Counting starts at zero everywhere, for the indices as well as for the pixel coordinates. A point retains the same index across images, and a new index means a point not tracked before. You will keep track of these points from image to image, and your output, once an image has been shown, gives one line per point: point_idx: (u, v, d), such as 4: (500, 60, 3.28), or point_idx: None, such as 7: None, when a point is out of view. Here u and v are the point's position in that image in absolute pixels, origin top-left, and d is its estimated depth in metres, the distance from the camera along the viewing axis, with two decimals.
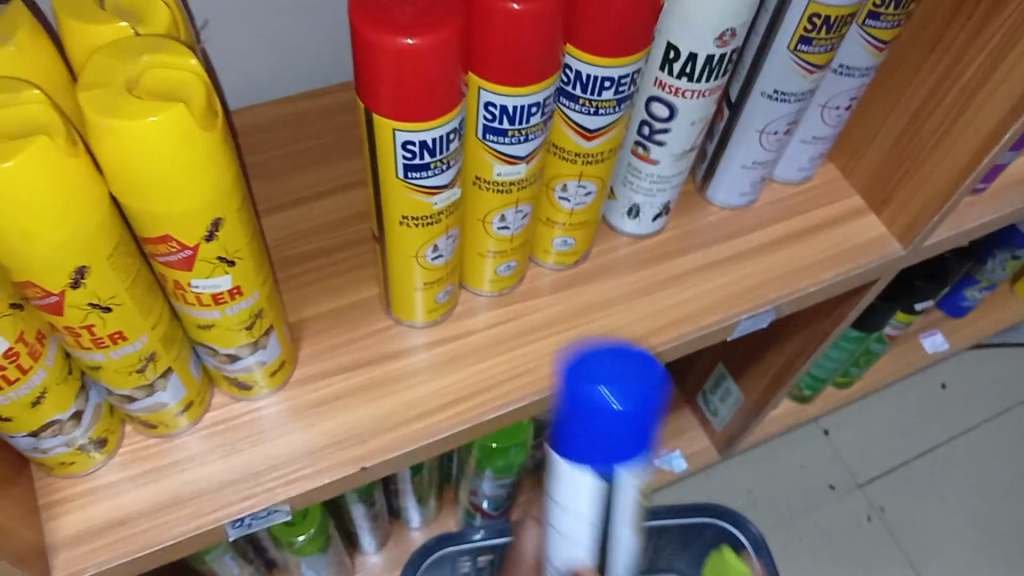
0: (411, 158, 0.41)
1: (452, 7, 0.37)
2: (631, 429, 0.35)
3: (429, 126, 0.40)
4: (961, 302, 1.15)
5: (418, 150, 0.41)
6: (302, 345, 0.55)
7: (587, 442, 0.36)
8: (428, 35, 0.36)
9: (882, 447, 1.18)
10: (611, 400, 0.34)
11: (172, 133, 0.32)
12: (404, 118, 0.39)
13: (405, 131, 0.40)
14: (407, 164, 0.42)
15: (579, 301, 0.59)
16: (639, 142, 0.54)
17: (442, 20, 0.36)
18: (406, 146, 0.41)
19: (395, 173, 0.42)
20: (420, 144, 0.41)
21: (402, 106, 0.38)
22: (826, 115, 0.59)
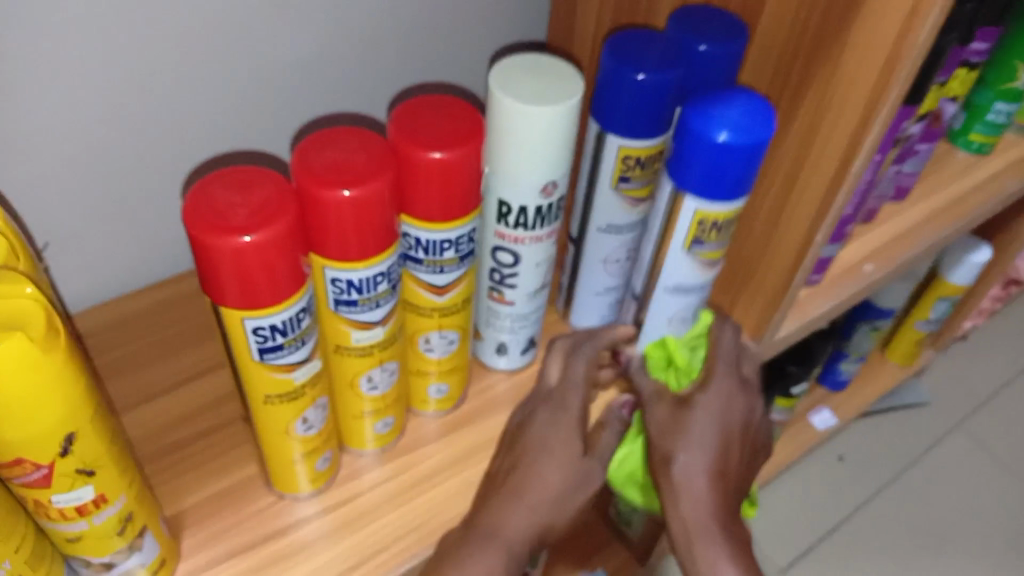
0: (264, 341, 0.43)
1: (285, 202, 0.40)
2: (734, 162, 0.48)
3: (275, 311, 0.42)
4: (839, 377, 1.22)
5: (269, 334, 0.43)
6: (184, 538, 0.53)
7: (712, 173, 0.49)
8: (265, 231, 0.38)
9: (796, 529, 1.21)
10: (723, 138, 0.47)
11: (15, 360, 0.33)
12: (252, 307, 0.41)
13: (253, 318, 0.41)
14: (260, 348, 0.43)
15: (463, 444, 0.61)
16: (493, 287, 0.57)
17: (276, 215, 0.39)
18: (257, 332, 0.42)
19: (251, 357, 0.44)
20: (270, 328, 0.42)
21: (247, 298, 0.40)
22: (608, 268, 0.61)
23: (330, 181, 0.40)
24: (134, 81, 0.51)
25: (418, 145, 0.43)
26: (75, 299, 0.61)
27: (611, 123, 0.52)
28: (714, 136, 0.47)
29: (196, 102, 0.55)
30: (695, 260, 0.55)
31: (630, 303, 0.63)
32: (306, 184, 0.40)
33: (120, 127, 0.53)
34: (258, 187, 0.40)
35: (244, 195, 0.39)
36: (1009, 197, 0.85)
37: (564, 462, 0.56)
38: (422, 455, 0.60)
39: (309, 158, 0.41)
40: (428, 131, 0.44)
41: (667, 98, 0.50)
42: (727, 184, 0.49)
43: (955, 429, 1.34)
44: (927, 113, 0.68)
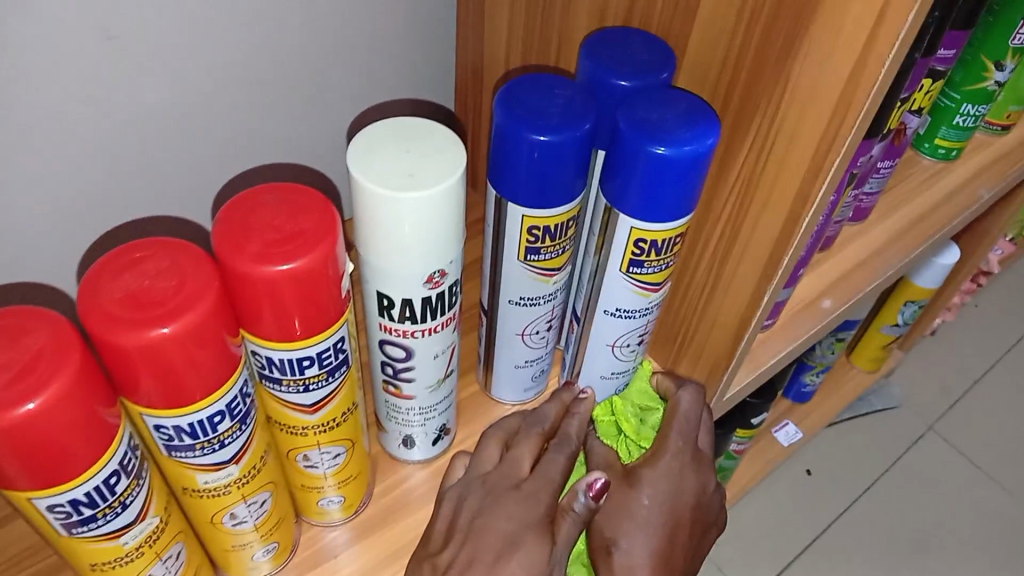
0: (69, 517, 0.34)
1: (66, 359, 0.30)
2: (680, 176, 0.41)
3: (74, 486, 0.32)
4: (803, 388, 1.15)
5: (74, 509, 0.33)
6: None
7: (653, 191, 0.42)
8: (37, 403, 0.29)
9: (765, 552, 1.14)
10: (660, 152, 0.40)
11: None
12: (44, 486, 0.32)
13: (44, 497, 0.32)
14: (63, 522, 0.34)
15: (370, 556, 0.52)
16: (388, 380, 0.48)
17: (52, 374, 0.30)
18: (53, 509, 0.33)
19: (57, 532, 0.35)
20: (71, 503, 0.33)
21: (32, 476, 0.31)
22: (528, 341, 0.53)
23: (132, 321, 0.31)
24: None
25: (254, 257, 0.34)
26: None
27: (512, 191, 0.42)
28: (652, 147, 0.40)
29: None
30: (636, 284, 0.47)
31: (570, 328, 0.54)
32: (97, 327, 0.31)
33: None
34: (31, 337, 0.31)
35: (12, 352, 0.30)
36: (978, 207, 0.78)
37: (535, 552, 0.43)
38: (322, 573, 0.52)
39: (104, 287, 0.32)
40: (268, 234, 0.35)
41: (576, 163, 0.41)
42: (672, 198, 0.42)
43: (926, 431, 1.28)
44: (889, 133, 0.60)
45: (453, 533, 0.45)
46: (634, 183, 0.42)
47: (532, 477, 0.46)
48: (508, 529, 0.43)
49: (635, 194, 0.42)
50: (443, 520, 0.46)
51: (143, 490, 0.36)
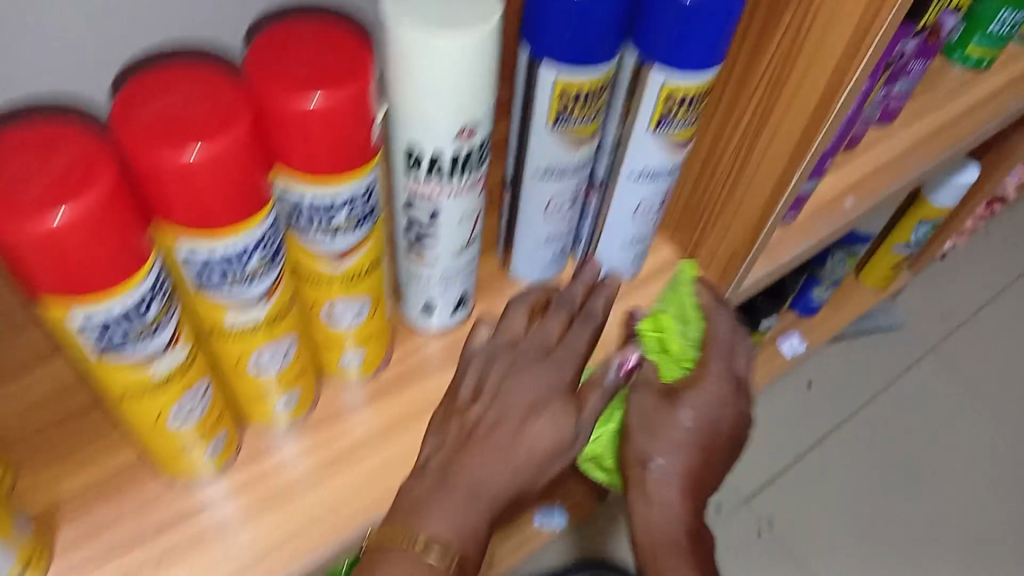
0: (104, 338, 0.35)
1: (103, 169, 0.31)
2: (708, 23, 0.41)
3: (110, 299, 0.33)
4: (811, 303, 1.15)
5: (108, 330, 0.34)
6: (61, 533, 0.47)
7: (682, 41, 0.41)
8: (76, 212, 0.30)
9: (759, 457, 1.18)
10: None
11: None
12: (83, 296, 0.33)
13: (81, 309, 0.33)
14: (99, 343, 0.35)
15: (386, 415, 0.55)
16: (411, 242, 0.48)
17: (90, 185, 0.30)
18: (89, 326, 0.34)
19: (92, 356, 0.36)
20: (106, 321, 0.34)
21: (73, 285, 0.32)
22: (552, 216, 0.53)
23: (170, 136, 0.32)
24: None
25: (290, 82, 0.34)
26: None
27: (546, 53, 0.42)
28: None
29: None
30: (662, 142, 0.48)
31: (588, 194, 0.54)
32: (135, 142, 0.32)
33: None
34: (66, 148, 0.31)
35: (48, 161, 0.31)
36: (1008, 120, 0.77)
37: (559, 416, 0.46)
38: (341, 428, 0.54)
39: (138, 107, 0.32)
40: (300, 65, 0.35)
41: (611, 27, 0.41)
42: (702, 49, 0.42)
43: (928, 353, 1.30)
44: (926, 29, 0.58)
45: (480, 394, 0.47)
46: (663, 35, 0.42)
47: (562, 346, 0.48)
48: (537, 393, 0.46)
49: (663, 47, 0.42)
50: (470, 384, 0.47)
51: (173, 320, 0.37)
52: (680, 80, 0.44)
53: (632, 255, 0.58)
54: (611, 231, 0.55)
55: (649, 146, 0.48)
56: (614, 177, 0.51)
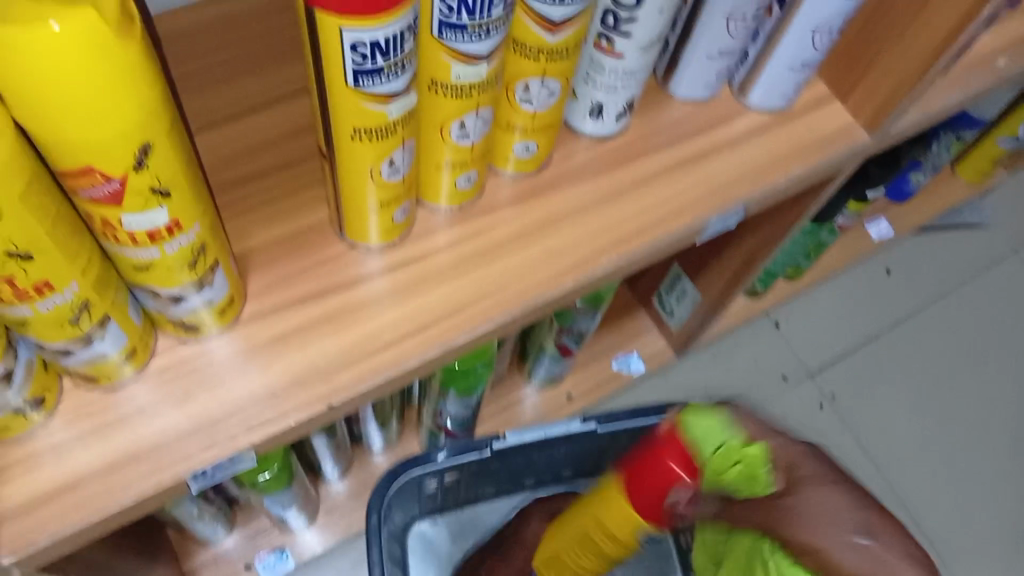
0: (362, 62, 0.36)
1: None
2: None
3: (383, 21, 0.34)
4: (905, 186, 1.12)
5: (369, 53, 0.36)
6: (251, 280, 0.50)
7: None
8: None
9: (832, 335, 1.20)
10: None
11: (76, 41, 0.27)
12: (359, 15, 0.34)
13: (353, 30, 0.35)
14: (357, 69, 0.37)
15: (541, 212, 0.56)
16: (603, 34, 0.49)
17: None
18: (356, 48, 0.35)
19: (344, 80, 0.38)
20: (371, 45, 0.36)
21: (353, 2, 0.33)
22: (731, 26, 0.54)
23: None
24: None
25: None
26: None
27: None
28: None
29: None
30: None
31: (768, 12, 0.54)
32: None
33: None
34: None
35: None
36: None
37: None
38: (496, 221, 0.55)
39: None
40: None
41: None
42: None
43: (1010, 254, 1.31)
44: None
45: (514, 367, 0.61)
46: None
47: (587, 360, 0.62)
48: None
49: None
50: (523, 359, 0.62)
51: (409, 70, 0.39)
52: None
53: (794, 81, 0.58)
54: (783, 55, 0.56)
55: None
56: None
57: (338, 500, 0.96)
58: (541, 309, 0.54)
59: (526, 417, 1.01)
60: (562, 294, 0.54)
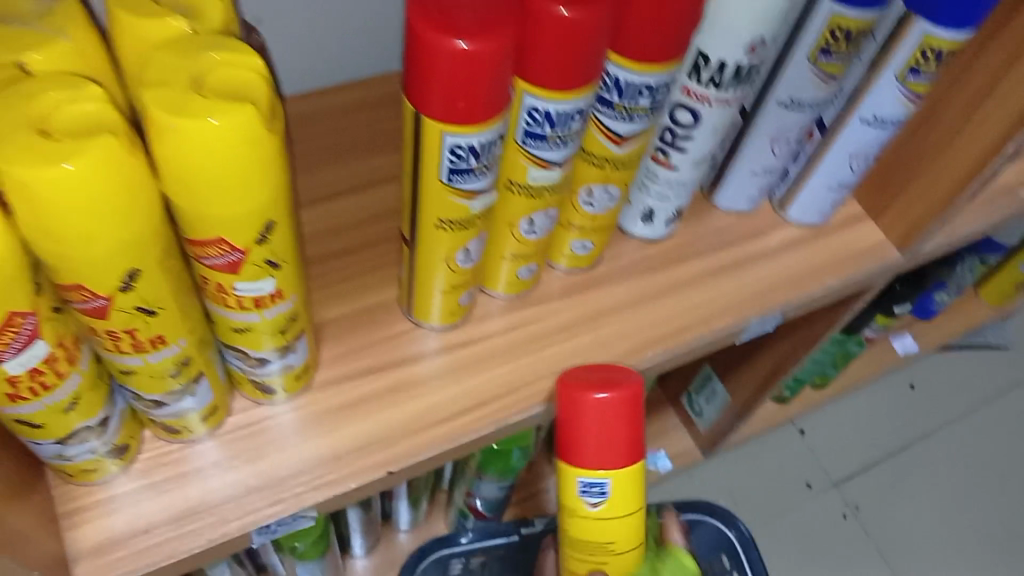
0: (457, 161, 0.42)
1: (508, 10, 0.37)
2: None
3: (479, 129, 0.40)
4: (931, 305, 1.15)
5: (464, 155, 0.41)
6: (324, 349, 0.55)
7: None
8: (488, 40, 0.36)
9: (856, 446, 1.21)
10: None
11: (234, 136, 0.32)
12: (458, 123, 0.39)
13: (454, 134, 0.40)
14: (451, 168, 0.42)
15: (591, 305, 0.60)
16: (660, 148, 0.54)
17: (498, 26, 0.36)
18: (453, 150, 0.41)
19: (438, 177, 0.43)
20: (467, 148, 0.41)
21: (455, 112, 0.39)
22: (776, 148, 0.59)
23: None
24: None
25: None
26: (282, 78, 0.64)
27: None
28: None
29: None
30: (906, 92, 0.53)
31: (810, 135, 0.59)
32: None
33: None
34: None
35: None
36: None
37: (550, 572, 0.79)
38: (548, 310, 0.60)
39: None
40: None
41: None
42: (969, 10, 0.47)
43: None
44: None
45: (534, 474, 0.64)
46: None
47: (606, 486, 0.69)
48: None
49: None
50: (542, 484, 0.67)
51: (492, 172, 0.44)
52: (937, 31, 0.49)
53: (832, 200, 0.63)
54: (822, 176, 0.60)
55: (893, 94, 0.53)
56: (843, 123, 0.57)
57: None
58: None
59: (551, 506, 1.02)
60: None
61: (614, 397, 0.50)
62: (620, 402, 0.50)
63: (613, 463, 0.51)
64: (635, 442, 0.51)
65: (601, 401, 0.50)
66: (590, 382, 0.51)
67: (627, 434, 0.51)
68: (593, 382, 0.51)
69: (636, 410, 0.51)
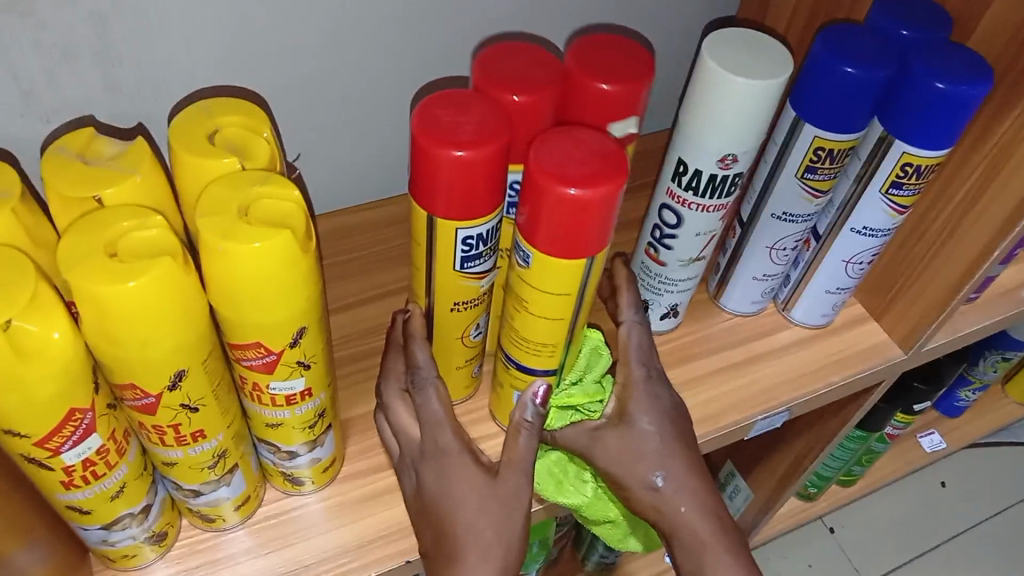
0: (468, 250, 0.47)
1: (502, 125, 0.43)
2: (947, 109, 0.50)
3: (480, 222, 0.46)
4: (956, 403, 1.17)
5: (474, 243, 0.47)
6: (349, 443, 0.59)
7: (927, 119, 0.51)
8: (481, 149, 0.42)
9: (887, 545, 1.20)
10: (939, 87, 0.49)
11: (274, 257, 0.37)
12: (458, 218, 0.45)
13: (465, 228, 0.46)
14: (463, 256, 0.48)
15: None
16: (652, 244, 0.59)
17: (490, 138, 0.42)
18: (465, 241, 0.47)
19: (452, 265, 0.48)
20: (477, 237, 0.47)
21: (456, 210, 0.44)
22: (774, 255, 0.63)
23: (507, 89, 0.46)
24: (346, 12, 0.55)
25: (593, 75, 0.47)
26: (321, 199, 0.69)
27: (809, 111, 0.53)
28: (933, 80, 0.50)
29: (394, 41, 0.59)
30: (890, 204, 0.57)
31: (807, 243, 0.63)
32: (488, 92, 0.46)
33: (328, 59, 0.58)
34: (476, 106, 0.44)
35: (460, 113, 0.43)
36: None
37: None
38: None
39: (491, 65, 0.47)
40: (606, 65, 0.47)
41: (867, 99, 0.51)
42: (941, 132, 0.52)
43: None
44: None
45: None
46: (906, 109, 0.51)
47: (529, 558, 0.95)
48: None
49: (910, 120, 0.52)
50: None
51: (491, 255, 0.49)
52: (914, 150, 0.53)
53: (833, 301, 0.66)
54: (820, 276, 0.64)
55: (876, 203, 0.57)
56: (837, 232, 0.61)
57: None
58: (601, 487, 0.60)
59: None
60: None
61: (592, 199, 0.42)
62: (596, 203, 0.42)
63: (540, 243, 0.44)
64: (584, 242, 0.44)
65: (575, 199, 0.42)
66: (566, 171, 0.42)
67: (582, 235, 0.43)
68: (573, 170, 0.42)
69: (614, 208, 0.43)
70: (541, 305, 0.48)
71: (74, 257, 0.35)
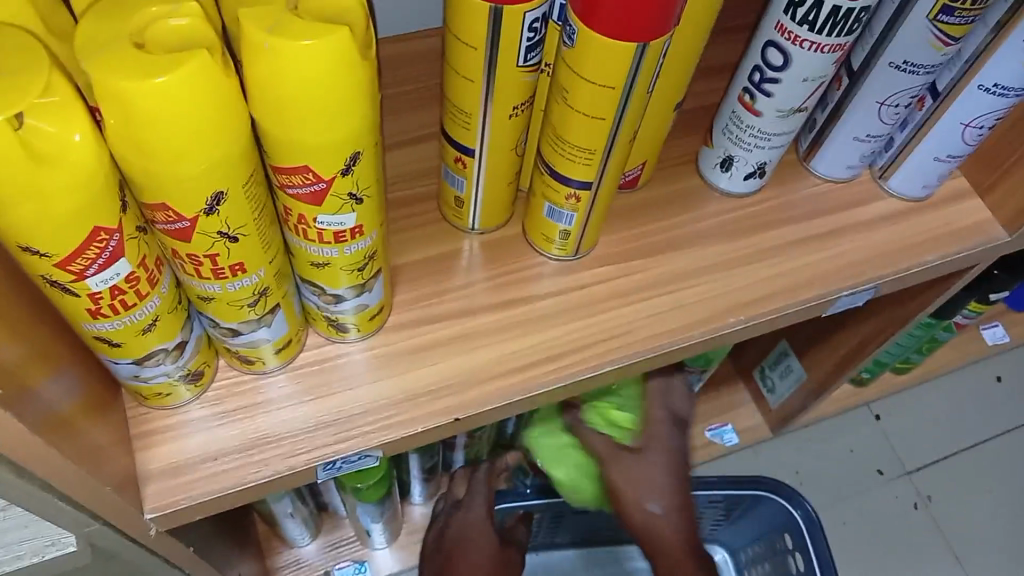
0: (533, 38, 0.41)
1: None
2: None
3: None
4: None
5: (540, 29, 0.41)
6: (397, 292, 0.55)
7: None
8: None
9: (933, 436, 1.16)
10: None
11: (325, 62, 0.31)
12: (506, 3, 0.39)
13: (530, 11, 0.40)
14: (527, 47, 0.42)
15: (671, 267, 0.57)
16: (748, 88, 0.52)
17: None
18: (531, 27, 0.41)
19: (515, 61, 0.42)
20: (540, 22, 0.41)
21: None
22: (883, 112, 0.55)
23: None
24: None
25: None
26: None
27: None
28: None
29: None
30: None
31: (921, 102, 0.56)
32: None
33: None
34: None
35: None
36: None
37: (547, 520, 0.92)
38: (630, 268, 0.57)
39: None
40: None
41: None
42: None
43: None
44: None
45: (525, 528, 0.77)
46: None
47: None
48: None
49: None
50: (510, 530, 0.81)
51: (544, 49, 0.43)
52: None
53: (941, 169, 0.59)
54: (931, 139, 0.57)
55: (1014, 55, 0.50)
56: (960, 89, 0.53)
57: (417, 523, 0.96)
58: (665, 357, 0.56)
59: None
60: (689, 345, 0.55)
61: None
62: None
63: (598, 24, 0.38)
64: (646, 20, 0.38)
65: None
66: None
67: (646, 11, 0.37)
68: None
69: None
70: (584, 100, 0.43)
71: (93, 45, 0.30)
